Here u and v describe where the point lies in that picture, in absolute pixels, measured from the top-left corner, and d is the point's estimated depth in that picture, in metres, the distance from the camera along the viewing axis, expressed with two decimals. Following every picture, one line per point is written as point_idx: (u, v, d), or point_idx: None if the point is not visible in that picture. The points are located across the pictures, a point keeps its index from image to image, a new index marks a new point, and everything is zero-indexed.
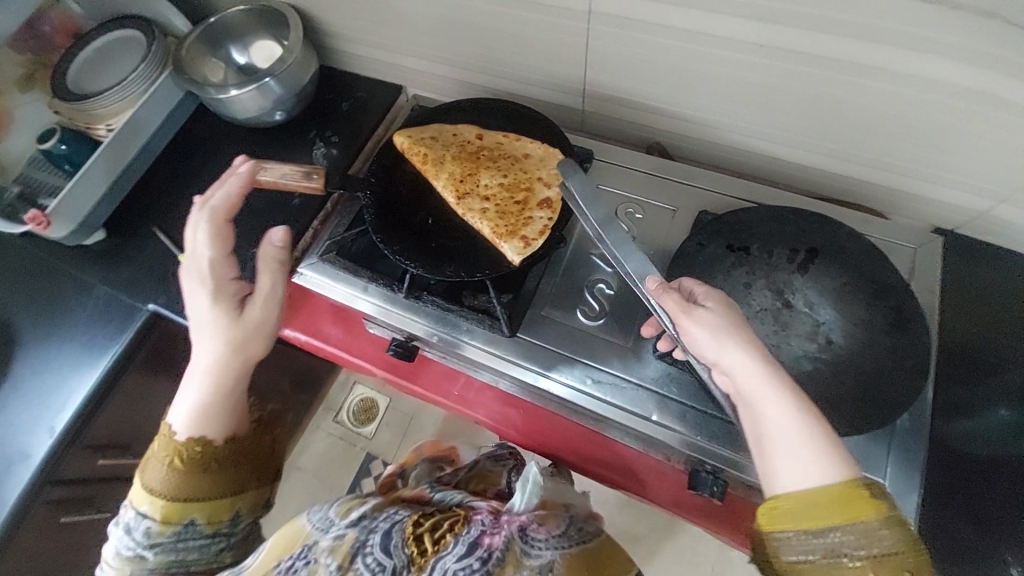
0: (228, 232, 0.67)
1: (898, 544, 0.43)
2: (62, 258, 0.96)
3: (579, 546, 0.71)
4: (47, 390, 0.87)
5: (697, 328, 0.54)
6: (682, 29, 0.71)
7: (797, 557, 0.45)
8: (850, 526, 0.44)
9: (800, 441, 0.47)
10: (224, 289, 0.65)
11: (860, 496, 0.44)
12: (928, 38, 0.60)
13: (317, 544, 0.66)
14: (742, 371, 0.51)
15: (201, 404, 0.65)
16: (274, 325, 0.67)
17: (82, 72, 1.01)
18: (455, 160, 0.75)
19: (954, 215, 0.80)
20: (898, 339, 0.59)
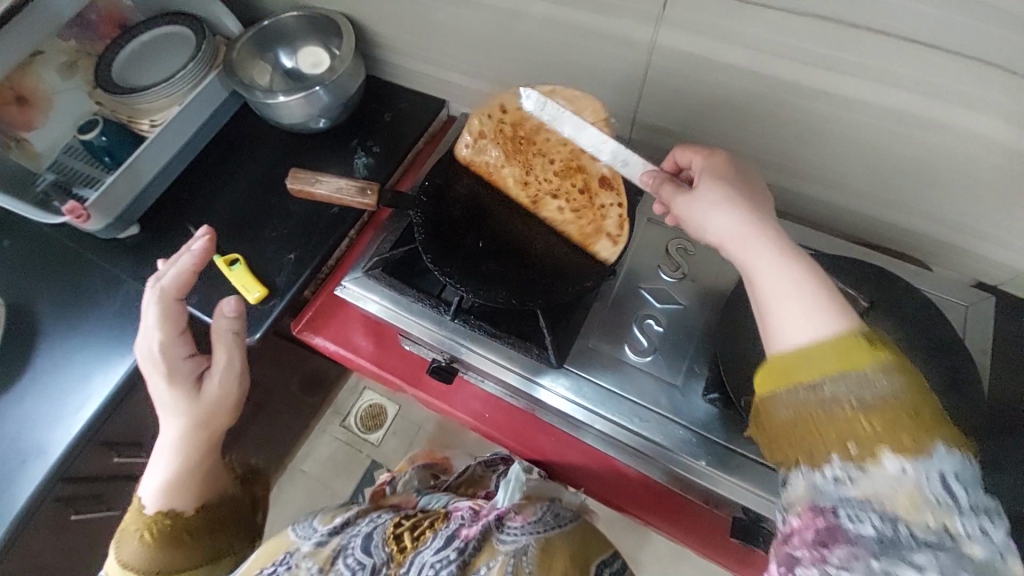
0: (180, 311, 0.68)
1: (901, 389, 0.36)
2: (93, 250, 0.95)
3: (555, 531, 0.66)
4: (70, 385, 0.86)
5: (698, 199, 0.53)
6: (741, 69, 0.71)
7: (798, 404, 0.39)
8: (852, 379, 0.37)
9: (794, 281, 0.43)
10: (179, 368, 0.67)
11: (853, 343, 0.38)
12: (995, 99, 0.60)
13: (299, 550, 0.64)
14: (730, 226, 0.50)
15: (166, 479, 0.65)
16: (236, 393, 0.69)
17: (128, 65, 1.00)
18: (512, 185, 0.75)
19: (999, 271, 0.78)
20: (955, 400, 0.59)
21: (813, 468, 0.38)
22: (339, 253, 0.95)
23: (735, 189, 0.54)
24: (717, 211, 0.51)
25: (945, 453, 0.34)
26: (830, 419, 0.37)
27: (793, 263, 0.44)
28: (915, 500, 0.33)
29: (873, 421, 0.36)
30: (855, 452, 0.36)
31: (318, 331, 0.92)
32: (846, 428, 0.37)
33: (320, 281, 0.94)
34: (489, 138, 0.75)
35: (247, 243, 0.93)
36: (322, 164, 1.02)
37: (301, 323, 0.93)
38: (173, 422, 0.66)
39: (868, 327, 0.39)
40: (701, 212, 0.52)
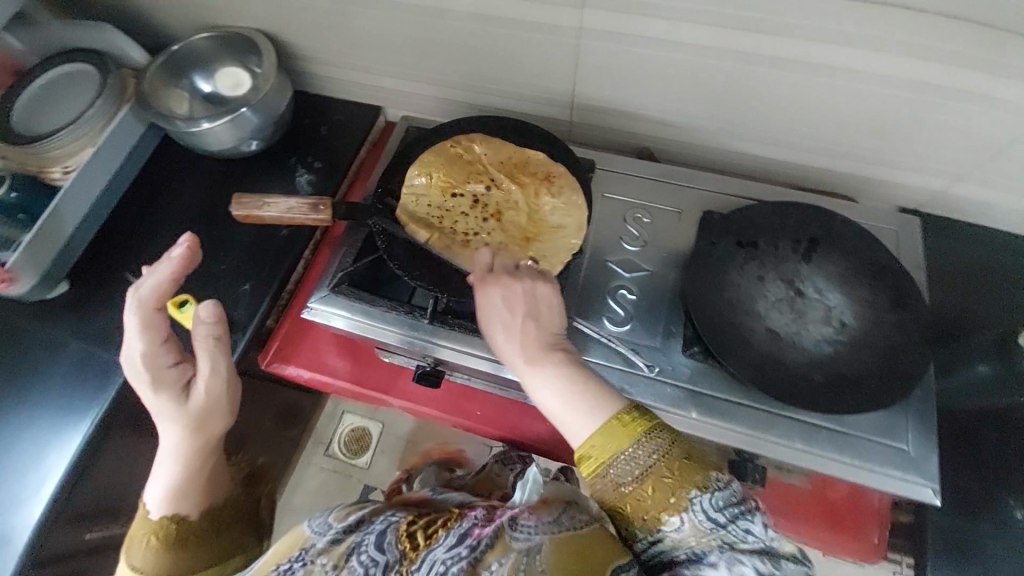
0: (163, 320, 0.64)
1: (658, 454, 0.51)
2: (21, 315, 0.87)
3: (574, 530, 0.59)
4: (21, 467, 0.78)
5: (496, 333, 0.61)
6: (666, 40, 0.74)
7: (612, 492, 0.52)
8: (631, 451, 0.52)
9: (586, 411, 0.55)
10: (165, 376, 0.63)
11: (625, 423, 0.53)
12: (893, 39, 0.65)
13: (314, 547, 0.63)
14: (520, 364, 0.59)
15: (170, 486, 0.64)
16: (225, 398, 0.65)
17: (25, 112, 0.92)
18: (475, 175, 0.76)
19: (918, 196, 0.86)
20: (901, 315, 0.64)
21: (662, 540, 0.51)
22: (296, 276, 0.92)
23: (512, 295, 0.61)
24: (507, 335, 0.60)
25: (707, 501, 0.50)
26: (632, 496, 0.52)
27: (563, 386, 0.56)
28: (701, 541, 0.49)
29: (660, 485, 0.51)
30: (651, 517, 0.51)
31: (288, 361, 0.88)
32: (640, 501, 0.51)
33: (281, 308, 0.91)
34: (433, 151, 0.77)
35: (194, 282, 0.87)
36: (262, 189, 0.98)
37: (269, 356, 0.89)
38: (168, 430, 0.64)
39: (632, 404, 0.55)
40: (489, 330, 0.61)
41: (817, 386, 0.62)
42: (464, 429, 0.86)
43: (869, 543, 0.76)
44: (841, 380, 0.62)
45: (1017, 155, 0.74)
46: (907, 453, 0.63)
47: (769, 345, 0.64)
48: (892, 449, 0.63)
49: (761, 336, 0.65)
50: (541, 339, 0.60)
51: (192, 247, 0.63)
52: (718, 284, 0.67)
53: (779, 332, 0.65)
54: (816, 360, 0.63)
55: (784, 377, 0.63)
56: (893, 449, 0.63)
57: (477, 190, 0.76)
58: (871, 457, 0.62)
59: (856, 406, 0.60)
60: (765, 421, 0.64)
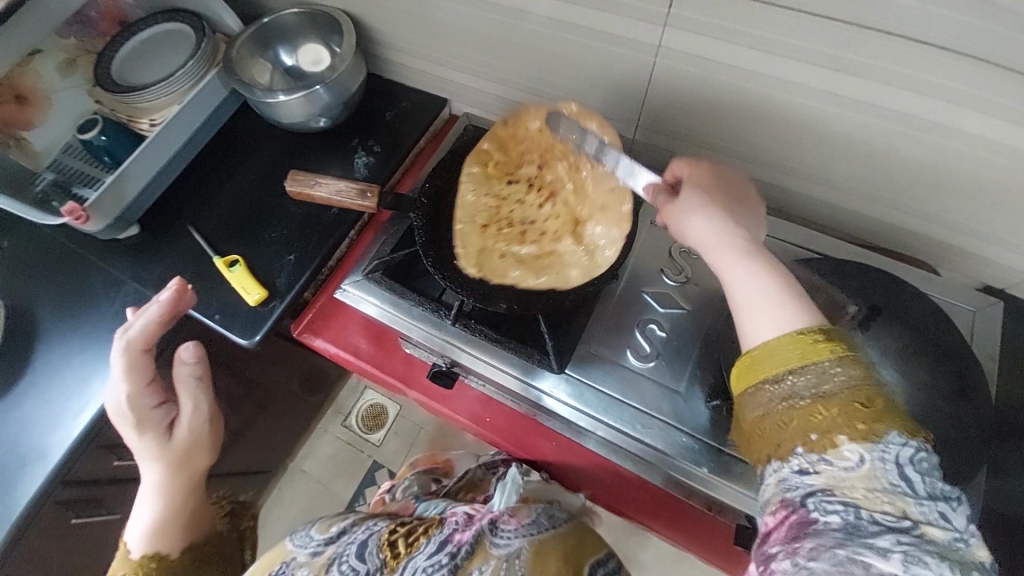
0: (146, 361, 0.70)
1: (853, 375, 0.43)
2: (92, 250, 0.95)
3: (550, 532, 0.71)
4: (71, 387, 0.86)
5: (686, 212, 0.57)
6: (747, 71, 0.70)
7: (772, 406, 0.46)
8: (815, 366, 0.44)
9: (762, 295, 0.49)
10: (149, 418, 0.68)
11: (810, 339, 0.45)
12: (1010, 104, 0.58)
13: (295, 559, 0.71)
14: (716, 239, 0.54)
15: (151, 523, 0.71)
16: (206, 436, 0.71)
17: (126, 63, 1.00)
18: (527, 157, 0.75)
19: (1006, 276, 0.77)
20: (962, 408, 0.58)
21: (785, 460, 0.44)
22: (339, 254, 0.95)
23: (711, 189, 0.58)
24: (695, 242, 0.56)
25: (892, 440, 0.40)
26: (790, 410, 0.45)
27: (766, 277, 0.50)
28: (870, 488, 0.39)
29: (830, 411, 0.43)
30: (817, 440, 0.42)
31: (318, 334, 0.92)
32: (810, 415, 0.43)
33: (320, 282, 0.94)
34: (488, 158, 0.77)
35: (248, 244, 0.93)
36: (321, 164, 1.02)
37: (301, 325, 0.92)
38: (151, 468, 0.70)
39: (821, 325, 0.46)
40: (687, 220, 0.57)
41: None
42: (471, 431, 0.85)
43: None
44: None
45: None
46: None
47: None
48: None
49: None
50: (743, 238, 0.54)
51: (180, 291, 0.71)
52: None
53: None
54: None
55: None
56: None
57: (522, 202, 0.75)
58: None
59: None
60: None
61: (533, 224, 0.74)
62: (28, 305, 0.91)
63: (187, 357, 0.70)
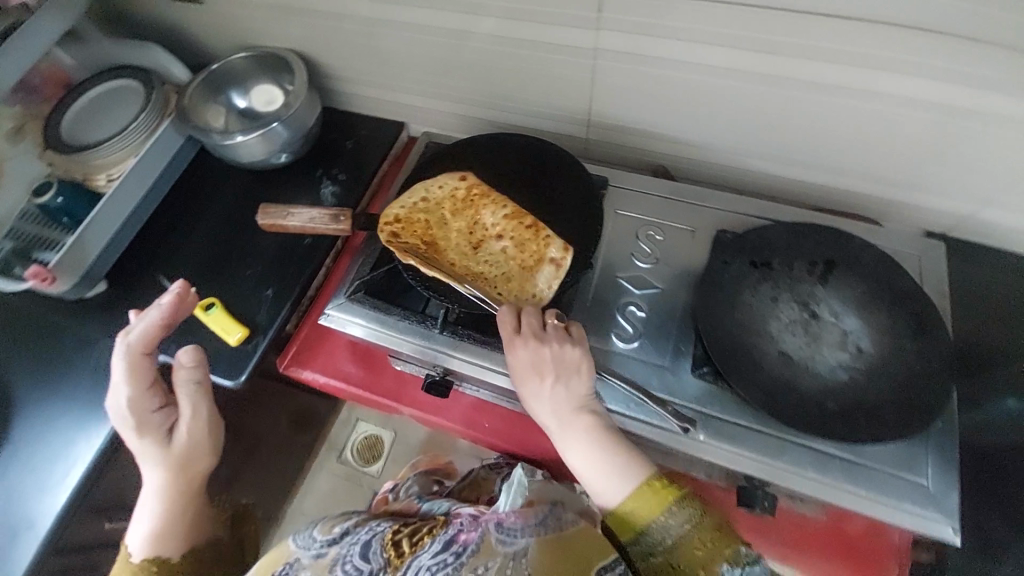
0: (147, 363, 0.68)
1: (694, 521, 0.56)
2: (59, 313, 0.92)
3: (558, 532, 0.63)
4: (50, 456, 0.82)
5: (524, 387, 0.63)
6: (682, 61, 0.75)
7: (647, 557, 0.58)
8: (665, 521, 0.56)
9: (603, 475, 0.60)
10: (149, 421, 0.67)
11: (655, 490, 0.58)
12: (918, 62, 0.64)
13: (299, 561, 0.69)
14: (551, 423, 0.62)
15: (150, 534, 0.68)
16: (207, 440, 0.69)
17: (76, 123, 0.99)
18: (466, 207, 0.77)
19: (944, 220, 0.83)
20: (922, 342, 0.62)
21: None
22: (316, 284, 0.95)
23: (538, 365, 0.62)
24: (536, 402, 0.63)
25: (746, 561, 0.54)
26: (676, 551, 0.56)
27: (599, 463, 0.60)
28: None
29: (697, 539, 0.56)
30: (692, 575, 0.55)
31: (305, 365, 0.91)
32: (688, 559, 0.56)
33: (301, 314, 0.93)
34: (440, 201, 0.78)
35: (221, 286, 0.92)
36: (287, 199, 1.02)
37: (286, 359, 0.91)
38: (153, 473, 0.68)
39: (658, 472, 0.60)
40: (523, 392, 0.63)
41: (831, 414, 0.60)
42: (468, 438, 0.86)
43: None
44: (855, 409, 0.60)
45: None
46: (927, 488, 0.59)
47: (781, 369, 0.63)
48: (909, 483, 0.59)
49: (773, 360, 0.63)
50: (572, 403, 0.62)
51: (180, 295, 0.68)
52: (730, 305, 0.66)
53: (792, 356, 0.63)
54: (829, 387, 0.61)
55: (794, 405, 0.61)
56: (910, 482, 0.59)
57: (469, 245, 0.76)
58: (887, 489, 0.59)
59: (873, 436, 0.58)
60: (774, 447, 0.62)
61: (479, 267, 0.74)
62: None
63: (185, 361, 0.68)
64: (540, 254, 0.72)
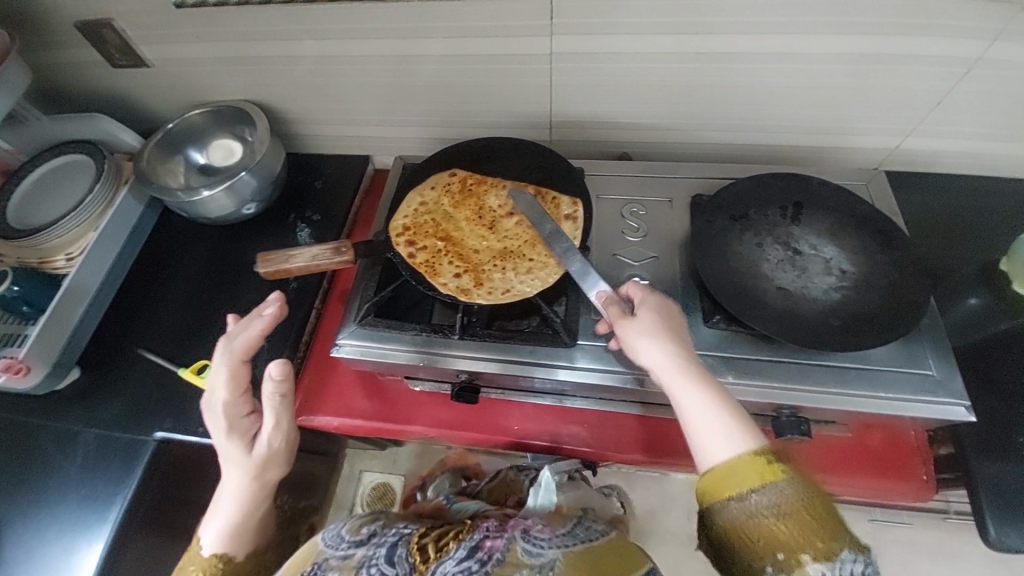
0: (246, 368, 0.67)
1: (803, 494, 0.49)
2: (30, 412, 0.85)
3: (585, 544, 0.69)
4: (48, 565, 0.75)
5: (631, 332, 0.61)
6: (632, 52, 0.82)
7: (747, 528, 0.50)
8: (764, 493, 0.49)
9: (719, 424, 0.54)
10: (237, 425, 0.67)
11: (765, 462, 0.50)
12: (827, 22, 0.75)
13: (328, 561, 0.67)
14: (661, 363, 0.59)
15: (218, 537, 0.68)
16: (285, 453, 0.69)
17: (22, 206, 0.94)
18: (467, 195, 0.78)
19: (875, 156, 0.95)
20: (894, 253, 0.69)
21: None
22: (311, 325, 0.93)
23: (662, 318, 0.62)
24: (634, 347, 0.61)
25: (847, 558, 0.47)
26: (757, 528, 0.49)
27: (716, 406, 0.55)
28: None
29: (793, 529, 0.48)
30: (785, 558, 0.48)
31: (316, 410, 0.88)
32: (774, 540, 0.49)
33: (302, 358, 0.91)
34: (438, 200, 0.78)
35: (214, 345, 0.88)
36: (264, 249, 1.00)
37: (295, 408, 0.88)
38: (231, 477, 0.67)
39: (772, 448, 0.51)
40: (633, 340, 0.61)
41: (837, 330, 0.65)
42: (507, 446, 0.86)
43: (919, 482, 0.77)
44: (856, 320, 0.65)
45: (953, 103, 0.82)
46: (933, 377, 0.65)
47: (784, 303, 0.68)
48: (918, 377, 0.66)
49: (775, 296, 0.69)
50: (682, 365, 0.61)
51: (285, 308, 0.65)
52: (724, 256, 0.72)
53: (790, 289, 0.69)
54: (828, 307, 0.67)
55: (806, 329, 0.65)
56: (918, 376, 0.66)
57: (483, 228, 0.76)
58: (900, 386, 0.65)
59: (880, 340, 0.63)
60: (797, 374, 0.66)
61: (501, 244, 0.74)
62: None
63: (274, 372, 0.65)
64: (556, 216, 0.74)
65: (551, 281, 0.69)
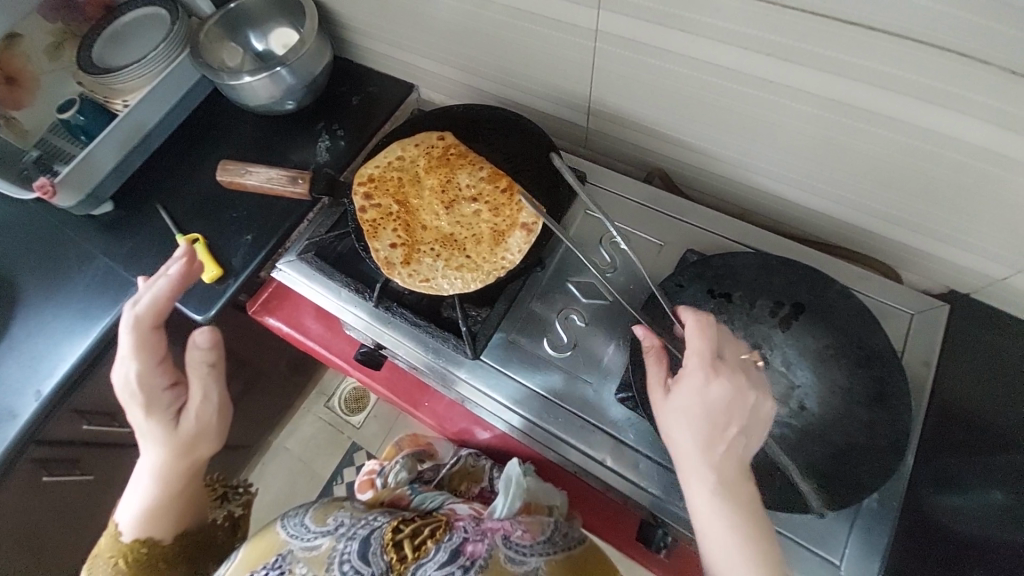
0: (156, 340, 0.64)
1: None
2: (68, 226, 1.00)
3: (565, 553, 0.72)
4: (41, 351, 0.92)
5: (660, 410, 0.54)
6: (691, 57, 0.67)
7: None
8: None
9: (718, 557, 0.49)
10: (158, 400, 0.65)
11: None
12: (954, 93, 0.55)
13: (292, 553, 0.68)
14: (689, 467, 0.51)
15: (140, 513, 0.68)
16: (214, 425, 0.67)
17: (107, 45, 1.05)
18: (441, 165, 0.74)
19: (970, 279, 0.74)
20: (876, 414, 0.55)
21: None
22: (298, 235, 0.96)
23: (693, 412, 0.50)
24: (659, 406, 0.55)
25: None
26: None
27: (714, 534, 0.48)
28: None
29: None
30: None
31: (272, 313, 0.94)
32: None
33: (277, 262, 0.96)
34: (414, 158, 0.75)
35: (211, 224, 0.97)
36: (285, 149, 1.04)
37: (256, 304, 0.95)
38: (153, 450, 0.67)
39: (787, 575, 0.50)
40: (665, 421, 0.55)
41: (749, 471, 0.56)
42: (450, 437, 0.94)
43: None
44: (776, 469, 0.56)
45: None
46: (835, 569, 0.56)
47: None
48: (818, 560, 0.56)
49: None
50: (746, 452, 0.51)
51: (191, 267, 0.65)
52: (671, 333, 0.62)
53: None
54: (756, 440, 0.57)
55: None
56: (819, 559, 0.56)
57: (442, 205, 0.74)
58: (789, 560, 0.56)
59: (781, 504, 0.54)
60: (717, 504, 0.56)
61: (450, 228, 0.73)
62: (6, 273, 0.97)
63: (199, 343, 0.64)
64: (513, 219, 0.70)
65: (470, 288, 0.67)
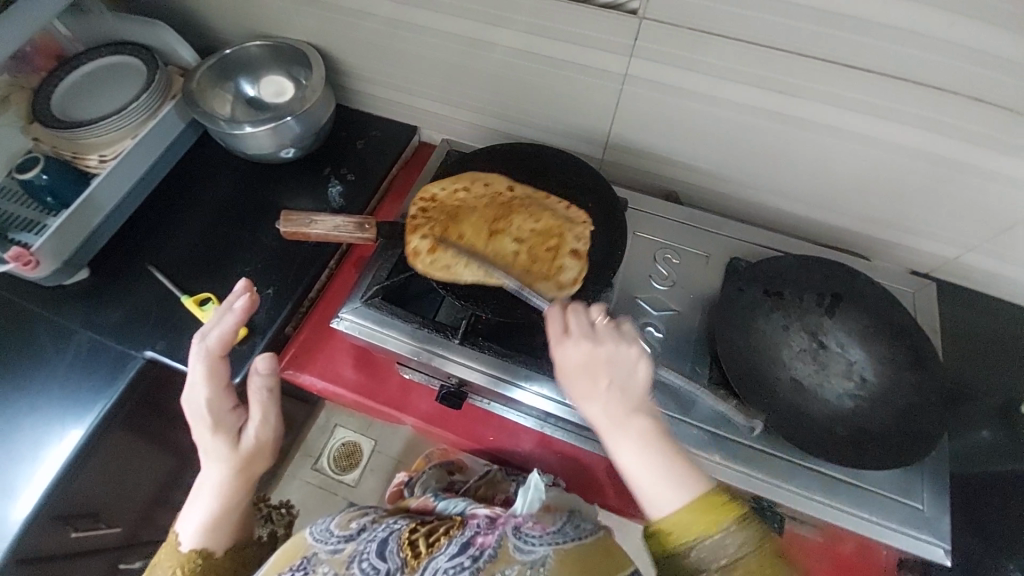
0: (224, 367, 0.71)
1: (745, 550, 0.50)
2: (31, 300, 0.86)
3: (574, 543, 0.66)
4: (12, 452, 0.76)
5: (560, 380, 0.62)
6: (707, 95, 0.78)
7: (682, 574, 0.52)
8: (716, 537, 0.51)
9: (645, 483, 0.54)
10: (224, 419, 0.71)
11: (710, 511, 0.52)
12: (929, 116, 0.70)
13: (316, 555, 0.68)
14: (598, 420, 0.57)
15: (197, 529, 0.72)
16: (269, 446, 0.73)
17: (67, 96, 0.94)
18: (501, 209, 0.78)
19: (930, 261, 0.91)
20: (921, 376, 0.67)
21: None
22: (320, 283, 0.92)
23: (589, 364, 0.57)
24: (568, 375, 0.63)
25: None
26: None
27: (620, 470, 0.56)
28: None
29: (740, 552, 0.50)
30: None
31: (303, 368, 0.88)
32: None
33: (301, 315, 0.90)
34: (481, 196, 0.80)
35: (220, 282, 0.89)
36: (293, 197, 0.99)
37: (285, 361, 0.88)
38: (214, 470, 0.72)
39: (722, 486, 0.54)
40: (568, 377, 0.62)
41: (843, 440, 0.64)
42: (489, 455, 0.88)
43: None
44: (862, 436, 0.64)
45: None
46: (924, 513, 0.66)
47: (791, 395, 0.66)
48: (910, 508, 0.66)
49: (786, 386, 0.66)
50: (630, 399, 0.57)
51: (255, 301, 0.71)
52: (745, 331, 0.69)
53: (802, 383, 0.66)
54: (838, 415, 0.65)
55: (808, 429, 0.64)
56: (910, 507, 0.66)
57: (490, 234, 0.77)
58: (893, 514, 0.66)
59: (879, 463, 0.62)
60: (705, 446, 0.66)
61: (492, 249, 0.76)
62: None
63: (263, 368, 0.72)
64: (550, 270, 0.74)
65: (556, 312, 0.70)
